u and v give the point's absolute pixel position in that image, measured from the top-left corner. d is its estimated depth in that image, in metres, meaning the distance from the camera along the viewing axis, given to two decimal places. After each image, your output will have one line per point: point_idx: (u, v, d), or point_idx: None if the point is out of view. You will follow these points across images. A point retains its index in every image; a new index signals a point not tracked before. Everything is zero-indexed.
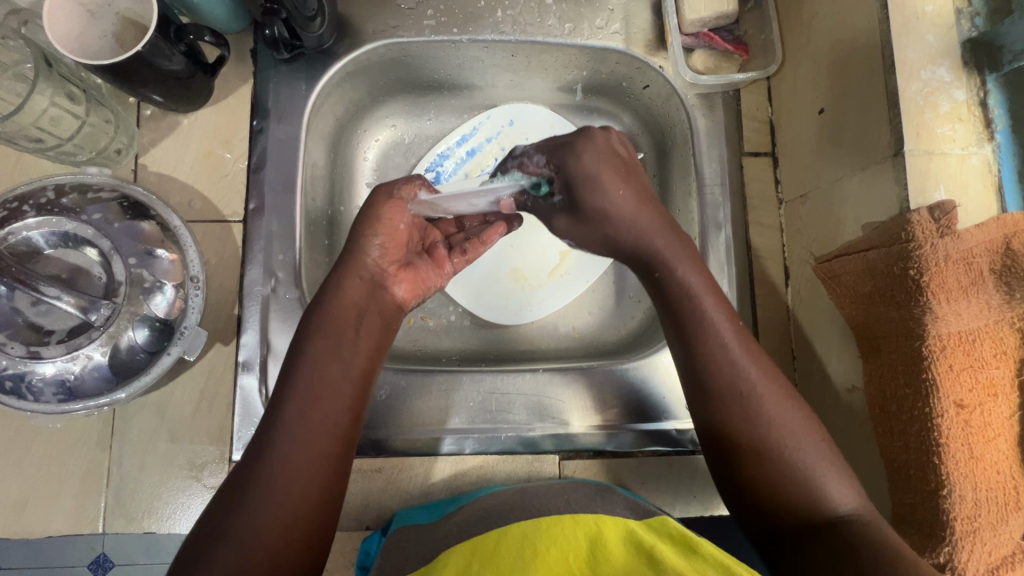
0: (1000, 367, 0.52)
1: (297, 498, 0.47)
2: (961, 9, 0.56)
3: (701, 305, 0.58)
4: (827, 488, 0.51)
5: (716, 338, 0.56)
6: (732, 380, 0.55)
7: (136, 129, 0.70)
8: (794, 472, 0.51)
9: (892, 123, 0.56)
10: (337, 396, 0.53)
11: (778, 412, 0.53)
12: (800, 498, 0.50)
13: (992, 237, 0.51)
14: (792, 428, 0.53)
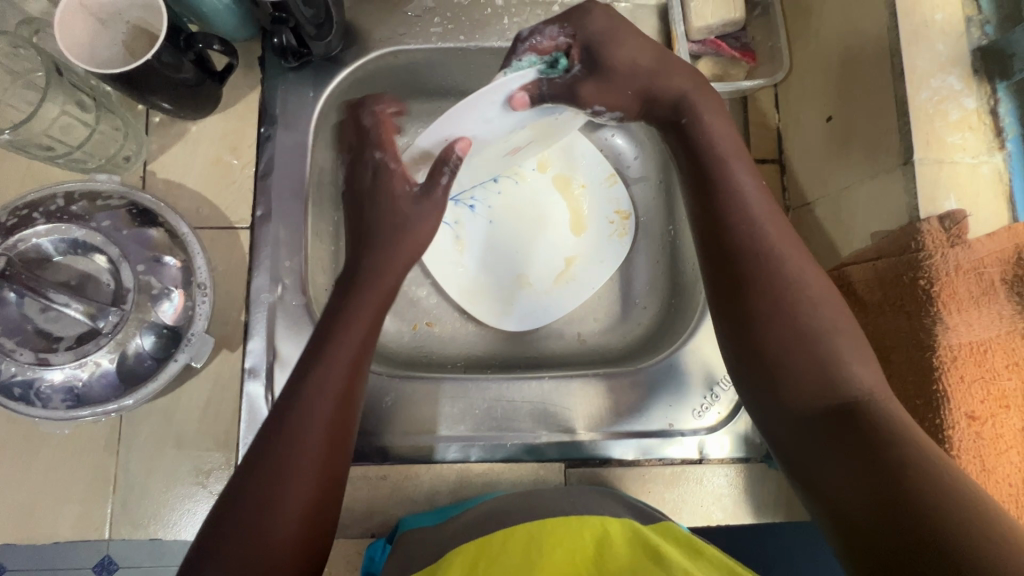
0: (1012, 379, 0.50)
1: (303, 496, 0.46)
2: (970, 17, 0.56)
3: (740, 193, 0.53)
4: (852, 377, 0.46)
5: (737, 189, 0.53)
6: (750, 237, 0.51)
7: (144, 136, 0.71)
8: (814, 346, 0.47)
9: (901, 131, 0.56)
10: (342, 405, 0.49)
11: (801, 272, 0.50)
12: (825, 394, 0.46)
13: (1003, 246, 0.50)
14: (813, 292, 0.49)
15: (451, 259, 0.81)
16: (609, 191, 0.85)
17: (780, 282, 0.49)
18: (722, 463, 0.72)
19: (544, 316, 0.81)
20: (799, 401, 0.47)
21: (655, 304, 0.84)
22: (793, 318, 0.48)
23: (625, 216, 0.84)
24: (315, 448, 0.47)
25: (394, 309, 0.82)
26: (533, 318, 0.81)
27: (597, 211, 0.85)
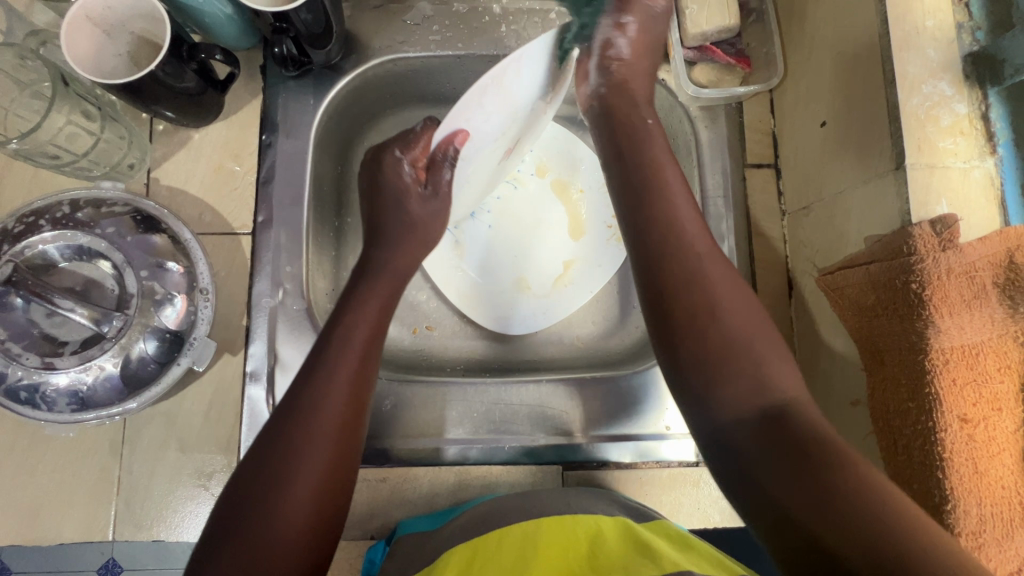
0: (1004, 381, 0.51)
1: (308, 500, 0.46)
2: (961, 23, 0.57)
3: (668, 202, 0.55)
4: (775, 381, 0.47)
5: (666, 200, 0.55)
6: (674, 244, 0.53)
7: (148, 144, 0.72)
8: (734, 354, 0.48)
9: (893, 137, 0.56)
10: (352, 412, 0.51)
11: (721, 282, 0.51)
12: (757, 401, 0.46)
13: (995, 250, 0.51)
14: (733, 300, 0.50)
15: (452, 264, 0.82)
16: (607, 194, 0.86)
17: (705, 290, 0.50)
18: None
19: (542, 319, 0.82)
20: (731, 412, 0.46)
21: None
22: (720, 327, 0.49)
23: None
24: (320, 455, 0.48)
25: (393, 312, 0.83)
26: (533, 322, 0.82)
27: (595, 215, 0.85)
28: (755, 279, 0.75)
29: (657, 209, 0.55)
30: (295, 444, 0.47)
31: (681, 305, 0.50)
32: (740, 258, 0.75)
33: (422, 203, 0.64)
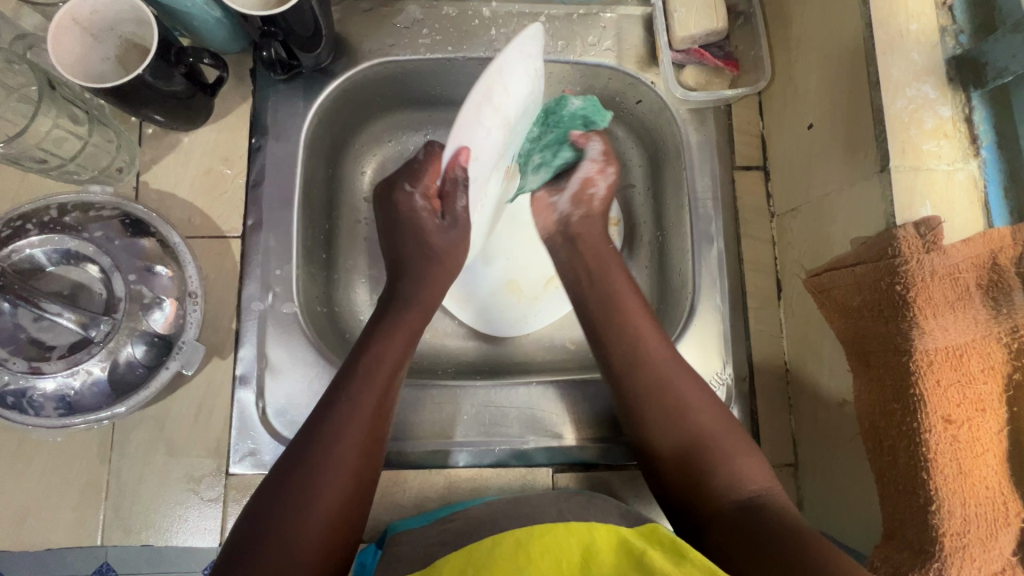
0: (988, 382, 0.51)
1: (333, 499, 0.50)
2: (945, 27, 0.57)
3: (630, 325, 0.65)
4: (744, 477, 0.57)
5: (631, 326, 0.65)
6: (633, 366, 0.63)
7: (137, 147, 0.72)
8: (711, 461, 0.58)
9: (878, 140, 0.57)
10: (377, 418, 0.55)
11: (684, 396, 0.61)
12: (733, 496, 0.56)
13: (979, 252, 0.52)
14: (698, 413, 0.60)
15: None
16: None
17: (670, 405, 0.61)
18: None
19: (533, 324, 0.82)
20: (709, 503, 0.56)
21: None
22: (686, 434, 0.60)
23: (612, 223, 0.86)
24: (348, 464, 0.52)
25: None
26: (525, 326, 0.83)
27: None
28: (744, 281, 0.76)
29: (614, 339, 0.65)
30: (319, 470, 0.50)
31: (650, 419, 0.61)
32: (729, 260, 0.76)
33: (442, 234, 0.63)
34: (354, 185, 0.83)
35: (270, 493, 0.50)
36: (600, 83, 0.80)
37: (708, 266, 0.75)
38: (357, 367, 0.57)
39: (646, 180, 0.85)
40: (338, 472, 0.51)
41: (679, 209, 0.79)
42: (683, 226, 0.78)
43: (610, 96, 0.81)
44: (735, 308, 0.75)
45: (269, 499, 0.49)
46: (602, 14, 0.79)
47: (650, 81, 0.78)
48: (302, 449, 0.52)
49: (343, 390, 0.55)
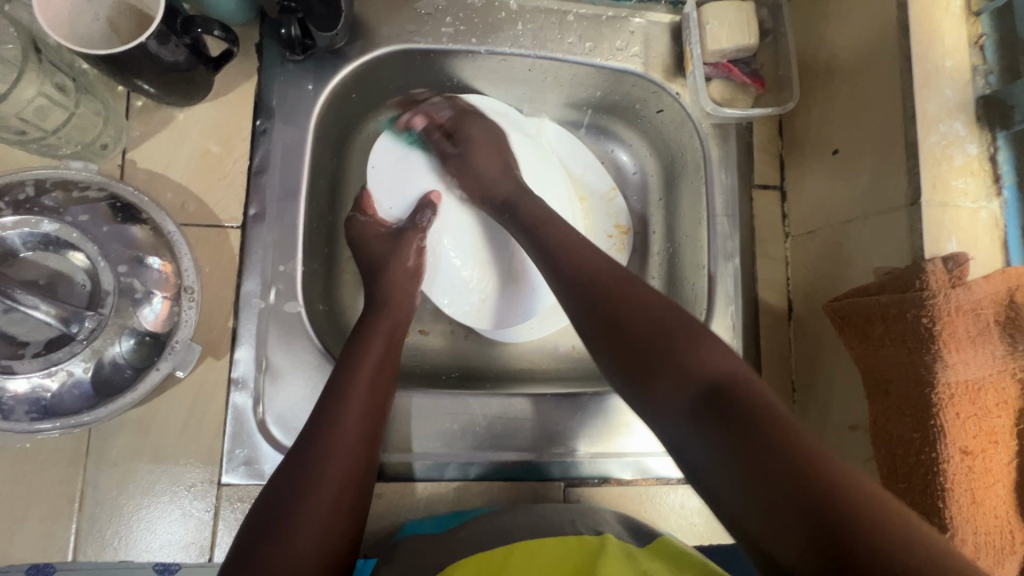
0: (1001, 416, 0.53)
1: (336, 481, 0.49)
2: (976, 66, 0.59)
3: (563, 250, 0.59)
4: (704, 366, 0.46)
5: (553, 254, 0.59)
6: (579, 289, 0.55)
7: (125, 122, 0.65)
8: (689, 374, 0.46)
9: (910, 172, 0.58)
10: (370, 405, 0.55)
11: (638, 307, 0.51)
12: (719, 371, 0.45)
13: (998, 289, 0.53)
14: (653, 339, 0.49)
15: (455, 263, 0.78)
16: (608, 204, 0.86)
17: (643, 309, 0.51)
18: None
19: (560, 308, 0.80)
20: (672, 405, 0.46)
21: None
22: (655, 324, 0.50)
23: (623, 231, 0.85)
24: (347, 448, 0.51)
25: None
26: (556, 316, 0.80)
27: (596, 222, 0.85)
28: (757, 299, 0.76)
29: (550, 237, 0.61)
30: (309, 493, 0.47)
31: (611, 314, 0.52)
32: (744, 279, 0.76)
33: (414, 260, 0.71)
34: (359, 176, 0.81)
35: (262, 521, 0.46)
36: (622, 88, 0.80)
37: (724, 283, 0.75)
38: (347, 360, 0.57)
39: (657, 191, 0.87)
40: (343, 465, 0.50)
41: (695, 224, 0.79)
42: (699, 240, 0.78)
43: (630, 102, 0.82)
44: (748, 326, 0.75)
45: (261, 525, 0.46)
46: (631, 18, 0.77)
47: (675, 92, 0.77)
48: (294, 466, 0.49)
49: (334, 398, 0.54)
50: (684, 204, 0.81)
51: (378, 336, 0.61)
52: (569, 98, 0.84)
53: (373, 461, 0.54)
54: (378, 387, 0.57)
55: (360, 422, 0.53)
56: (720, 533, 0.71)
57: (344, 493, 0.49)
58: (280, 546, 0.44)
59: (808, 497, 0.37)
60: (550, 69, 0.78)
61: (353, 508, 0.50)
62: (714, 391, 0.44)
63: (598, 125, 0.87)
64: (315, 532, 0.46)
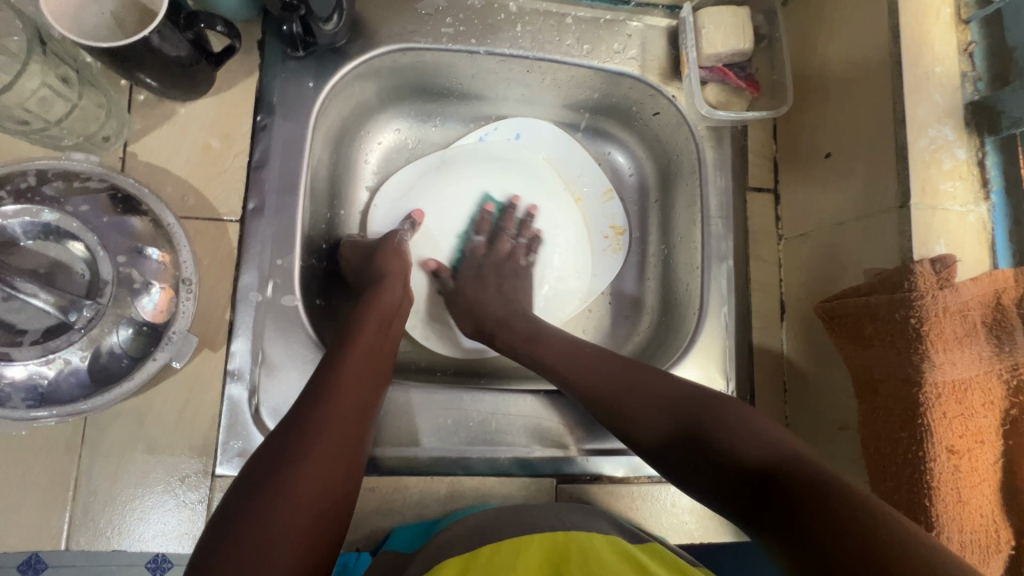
0: (988, 416, 0.54)
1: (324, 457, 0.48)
2: (966, 73, 0.60)
3: (575, 344, 0.65)
4: (742, 445, 0.48)
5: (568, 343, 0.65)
6: (600, 394, 0.59)
7: (127, 115, 0.66)
8: (762, 444, 0.48)
9: (900, 175, 0.59)
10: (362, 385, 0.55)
11: (651, 390, 0.56)
12: (763, 451, 0.47)
13: (985, 291, 0.54)
14: (718, 417, 0.51)
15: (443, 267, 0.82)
16: (604, 204, 0.87)
17: (661, 395, 0.55)
18: None
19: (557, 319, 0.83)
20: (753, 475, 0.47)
21: (644, 323, 0.85)
22: (674, 404, 0.54)
23: (619, 232, 0.87)
24: (338, 426, 0.50)
25: None
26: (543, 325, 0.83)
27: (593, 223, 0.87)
28: (750, 301, 0.77)
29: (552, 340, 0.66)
30: (296, 467, 0.46)
31: (621, 410, 0.57)
32: (737, 280, 0.76)
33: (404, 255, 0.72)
34: (357, 172, 0.83)
35: (256, 473, 0.46)
36: (619, 91, 0.81)
37: (717, 284, 0.75)
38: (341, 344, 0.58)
39: (653, 193, 0.88)
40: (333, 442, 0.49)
41: (690, 225, 0.80)
42: (693, 241, 0.79)
43: (627, 105, 0.83)
44: (741, 327, 0.76)
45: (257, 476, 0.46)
46: (628, 22, 0.78)
47: (671, 95, 0.78)
48: (283, 441, 0.48)
49: (327, 378, 0.54)
50: (679, 206, 0.82)
51: (376, 313, 0.63)
52: (567, 101, 0.85)
53: (370, 426, 0.55)
54: (374, 359, 0.58)
55: (357, 388, 0.54)
56: (711, 533, 0.71)
57: (334, 469, 0.48)
58: (275, 495, 0.44)
59: (841, 536, 0.38)
60: (549, 71, 0.79)
61: (350, 466, 0.50)
62: (763, 474, 0.46)
63: (595, 128, 0.88)
64: (303, 506, 0.45)
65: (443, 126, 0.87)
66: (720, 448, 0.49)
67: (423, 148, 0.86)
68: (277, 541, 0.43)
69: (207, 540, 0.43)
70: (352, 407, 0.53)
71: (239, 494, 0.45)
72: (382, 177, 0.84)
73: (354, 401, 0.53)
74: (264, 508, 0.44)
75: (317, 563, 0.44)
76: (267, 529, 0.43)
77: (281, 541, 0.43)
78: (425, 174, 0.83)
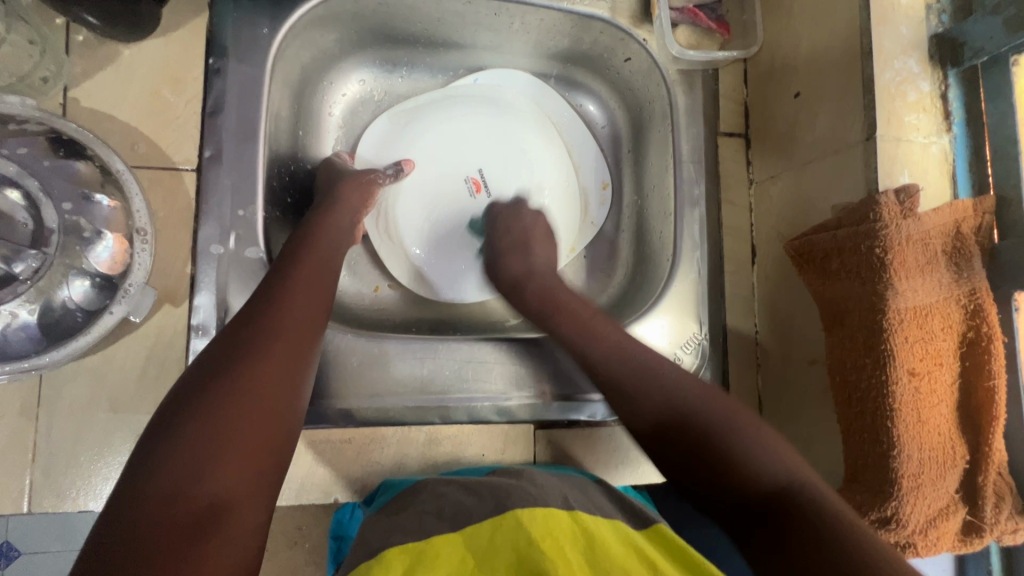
0: (947, 340, 0.56)
1: (265, 367, 0.47)
2: (930, 5, 0.60)
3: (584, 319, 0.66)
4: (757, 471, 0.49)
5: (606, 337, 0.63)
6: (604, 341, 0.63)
7: (65, 56, 0.61)
8: (763, 458, 0.50)
9: (867, 109, 0.59)
10: (298, 291, 0.54)
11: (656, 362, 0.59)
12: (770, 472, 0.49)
13: (946, 221, 0.56)
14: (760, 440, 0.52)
15: (442, 222, 0.82)
16: (584, 157, 0.87)
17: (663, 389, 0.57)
18: None
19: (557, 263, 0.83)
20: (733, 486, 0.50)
21: (619, 274, 0.86)
22: (668, 406, 0.56)
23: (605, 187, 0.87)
24: (277, 335, 0.49)
25: (352, 266, 0.80)
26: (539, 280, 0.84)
27: (582, 177, 0.87)
28: (723, 246, 0.77)
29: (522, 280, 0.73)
30: (233, 375, 0.45)
31: (637, 419, 0.57)
32: (710, 226, 0.77)
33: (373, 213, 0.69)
34: (321, 124, 0.80)
35: (192, 388, 0.44)
36: (590, 36, 0.79)
37: (690, 230, 0.76)
38: (284, 264, 0.57)
39: (627, 144, 0.87)
40: (276, 349, 0.48)
41: (663, 172, 0.80)
42: (666, 188, 0.79)
43: (599, 51, 0.81)
44: (714, 272, 0.76)
45: (195, 389, 0.44)
46: None
47: (642, 38, 0.76)
48: (219, 355, 0.47)
49: (268, 298, 0.52)
50: (651, 153, 0.82)
51: (318, 244, 0.61)
52: (537, 47, 0.82)
53: (315, 342, 0.53)
54: (309, 281, 0.56)
55: (299, 307, 0.53)
56: None
57: (280, 377, 0.47)
58: (210, 406, 0.43)
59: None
60: (517, 14, 0.76)
61: (297, 382, 0.49)
62: (773, 497, 0.47)
63: (567, 77, 0.86)
64: (239, 411, 0.44)
65: (410, 76, 0.84)
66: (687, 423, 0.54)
67: (389, 100, 0.84)
68: (223, 444, 0.42)
69: (143, 449, 0.42)
70: (292, 315, 0.51)
71: (174, 406, 0.44)
72: (349, 129, 0.82)
73: (293, 311, 0.52)
74: (203, 417, 0.42)
75: (267, 463, 0.44)
76: (209, 437, 0.42)
77: (225, 447, 0.42)
78: (400, 127, 0.82)
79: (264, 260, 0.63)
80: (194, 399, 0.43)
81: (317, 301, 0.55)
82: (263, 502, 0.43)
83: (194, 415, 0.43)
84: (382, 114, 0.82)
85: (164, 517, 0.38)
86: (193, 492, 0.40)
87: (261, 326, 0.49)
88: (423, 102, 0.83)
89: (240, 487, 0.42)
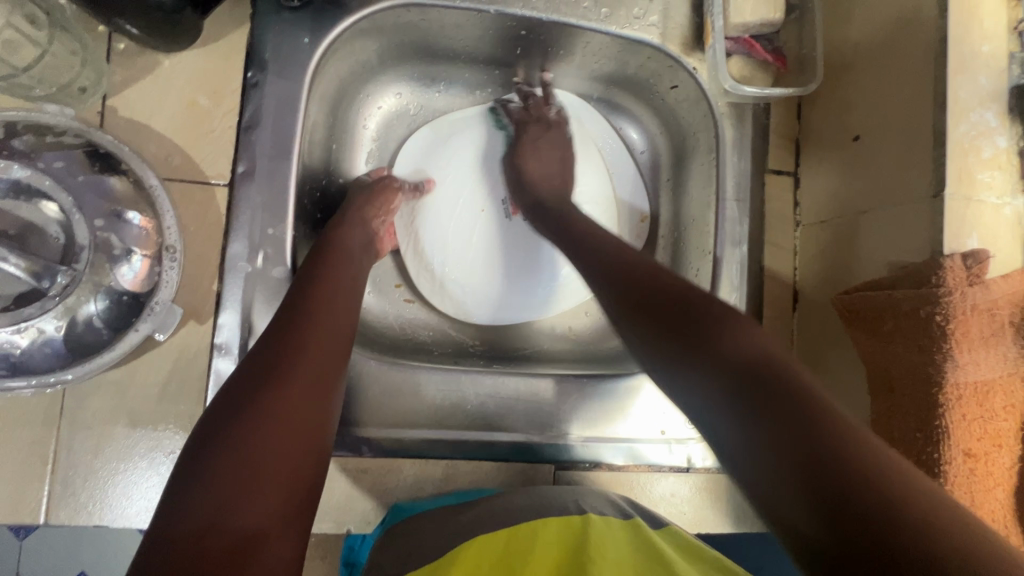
0: (1008, 419, 0.52)
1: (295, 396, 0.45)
2: (1015, 53, 0.55)
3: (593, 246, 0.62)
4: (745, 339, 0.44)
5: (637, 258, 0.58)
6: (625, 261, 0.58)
7: (105, 64, 0.61)
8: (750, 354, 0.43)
9: (935, 162, 0.55)
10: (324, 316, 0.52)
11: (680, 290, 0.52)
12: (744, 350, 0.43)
13: (1014, 290, 0.52)
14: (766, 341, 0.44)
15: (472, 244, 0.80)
16: (622, 184, 0.84)
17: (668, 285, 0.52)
18: (707, 472, 0.71)
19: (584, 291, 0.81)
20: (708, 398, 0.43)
21: None
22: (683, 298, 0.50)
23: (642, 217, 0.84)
24: (306, 363, 0.47)
25: (378, 283, 0.78)
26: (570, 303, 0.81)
27: (619, 206, 0.83)
28: (763, 289, 0.74)
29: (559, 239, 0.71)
30: (262, 403, 0.43)
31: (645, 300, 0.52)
32: (751, 267, 0.73)
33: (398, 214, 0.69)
34: (355, 137, 0.78)
35: (222, 416, 0.42)
36: (637, 60, 0.76)
37: (729, 271, 0.72)
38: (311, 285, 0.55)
39: (667, 171, 0.84)
40: (305, 378, 0.46)
41: (703, 206, 0.76)
42: (706, 223, 0.75)
43: (645, 76, 0.78)
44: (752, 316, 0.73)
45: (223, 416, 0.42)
46: None
47: (692, 67, 0.72)
48: (244, 383, 0.45)
49: (293, 323, 0.50)
50: (692, 184, 0.79)
51: (346, 267, 0.59)
52: (581, 68, 0.79)
53: (343, 370, 0.51)
54: (335, 306, 0.54)
55: (327, 334, 0.51)
56: (709, 524, 0.70)
57: (310, 406, 0.45)
58: (240, 436, 0.41)
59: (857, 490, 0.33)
60: (563, 35, 0.73)
61: (325, 409, 0.46)
62: (749, 369, 0.41)
63: (610, 99, 0.84)
64: (270, 444, 0.42)
65: (447, 91, 0.82)
66: (737, 341, 0.44)
67: (424, 115, 0.82)
68: (253, 478, 0.40)
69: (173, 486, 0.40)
70: (321, 343, 0.49)
71: (204, 436, 0.42)
72: (383, 143, 0.80)
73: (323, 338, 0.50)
74: (233, 448, 0.40)
75: (299, 499, 0.42)
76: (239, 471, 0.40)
77: (252, 478, 0.40)
78: (435, 145, 0.80)
79: (289, 278, 0.62)
80: (225, 429, 0.41)
81: (344, 327, 0.53)
82: (297, 538, 0.41)
83: (224, 445, 0.41)
84: (417, 131, 0.80)
85: (193, 553, 0.36)
86: (223, 526, 0.37)
87: (286, 351, 0.47)
88: (459, 119, 0.81)
89: (271, 522, 0.40)
